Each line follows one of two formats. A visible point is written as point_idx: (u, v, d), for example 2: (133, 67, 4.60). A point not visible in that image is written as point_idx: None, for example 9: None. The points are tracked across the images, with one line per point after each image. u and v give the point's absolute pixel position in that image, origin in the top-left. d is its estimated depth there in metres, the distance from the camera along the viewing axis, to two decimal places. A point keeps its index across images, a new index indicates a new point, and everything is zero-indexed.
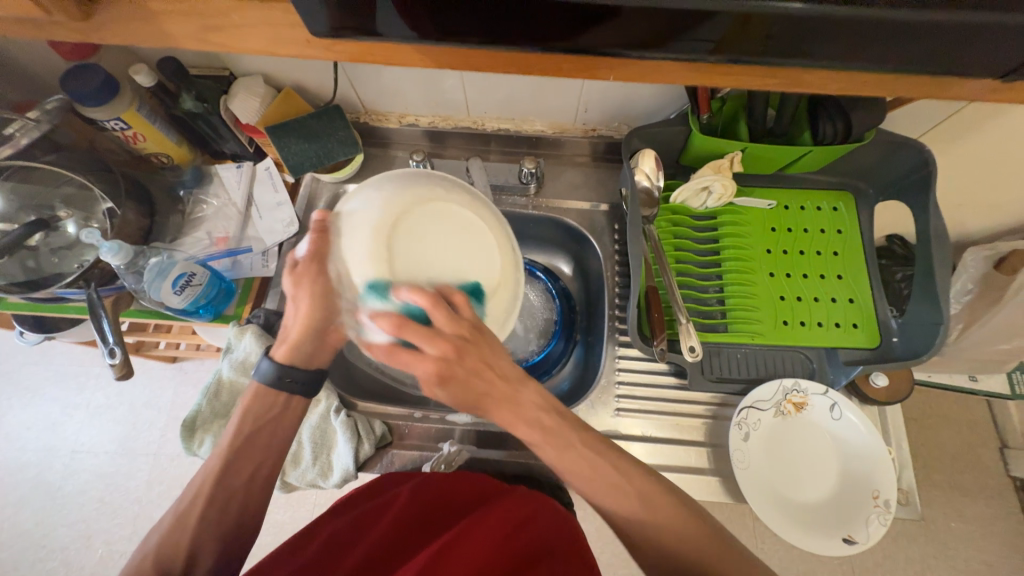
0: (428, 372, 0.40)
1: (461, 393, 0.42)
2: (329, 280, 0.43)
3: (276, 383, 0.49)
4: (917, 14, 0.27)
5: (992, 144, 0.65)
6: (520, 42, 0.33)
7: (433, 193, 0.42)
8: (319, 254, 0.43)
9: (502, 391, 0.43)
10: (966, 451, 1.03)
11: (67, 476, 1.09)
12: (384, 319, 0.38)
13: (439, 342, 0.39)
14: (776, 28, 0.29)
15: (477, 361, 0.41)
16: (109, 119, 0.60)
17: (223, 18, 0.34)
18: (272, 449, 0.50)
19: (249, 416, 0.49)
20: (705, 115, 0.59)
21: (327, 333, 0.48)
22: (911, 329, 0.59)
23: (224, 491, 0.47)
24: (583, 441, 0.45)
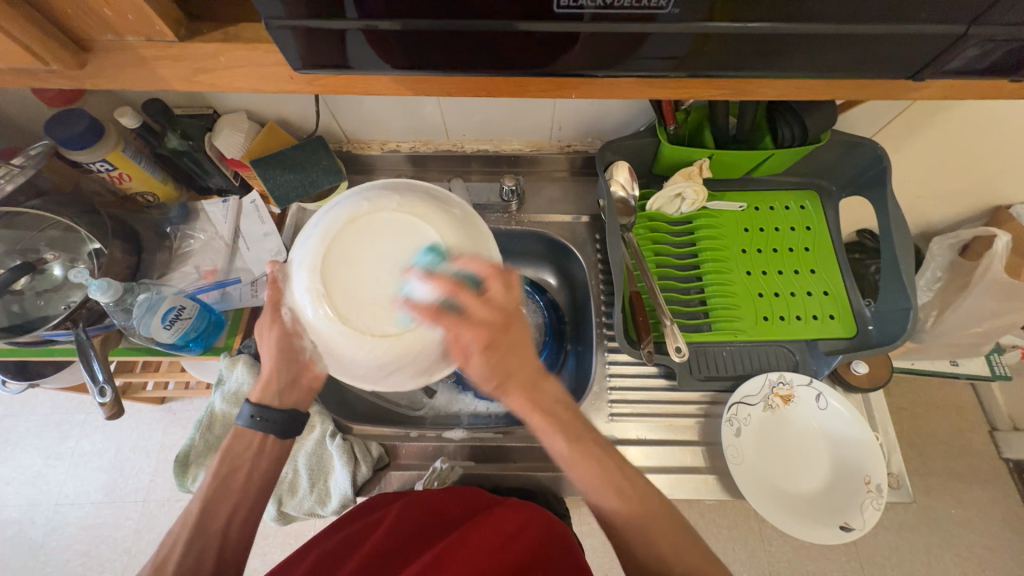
0: (473, 336, 0.39)
1: (498, 366, 0.41)
2: (285, 323, 0.46)
3: (251, 422, 0.50)
4: (843, 26, 0.30)
5: (940, 138, 0.69)
6: (487, 68, 0.35)
7: (358, 208, 0.43)
8: (275, 302, 0.47)
9: (529, 373, 0.42)
10: (956, 435, 1.05)
11: (51, 530, 1.05)
12: (442, 278, 0.39)
13: (488, 306, 0.40)
14: (721, 46, 0.32)
15: (520, 338, 0.41)
16: (94, 161, 0.61)
17: (210, 60, 0.37)
18: (251, 490, 0.49)
19: (228, 454, 0.49)
20: (671, 126, 0.62)
21: (298, 371, 0.50)
22: (885, 317, 0.62)
23: (202, 535, 0.46)
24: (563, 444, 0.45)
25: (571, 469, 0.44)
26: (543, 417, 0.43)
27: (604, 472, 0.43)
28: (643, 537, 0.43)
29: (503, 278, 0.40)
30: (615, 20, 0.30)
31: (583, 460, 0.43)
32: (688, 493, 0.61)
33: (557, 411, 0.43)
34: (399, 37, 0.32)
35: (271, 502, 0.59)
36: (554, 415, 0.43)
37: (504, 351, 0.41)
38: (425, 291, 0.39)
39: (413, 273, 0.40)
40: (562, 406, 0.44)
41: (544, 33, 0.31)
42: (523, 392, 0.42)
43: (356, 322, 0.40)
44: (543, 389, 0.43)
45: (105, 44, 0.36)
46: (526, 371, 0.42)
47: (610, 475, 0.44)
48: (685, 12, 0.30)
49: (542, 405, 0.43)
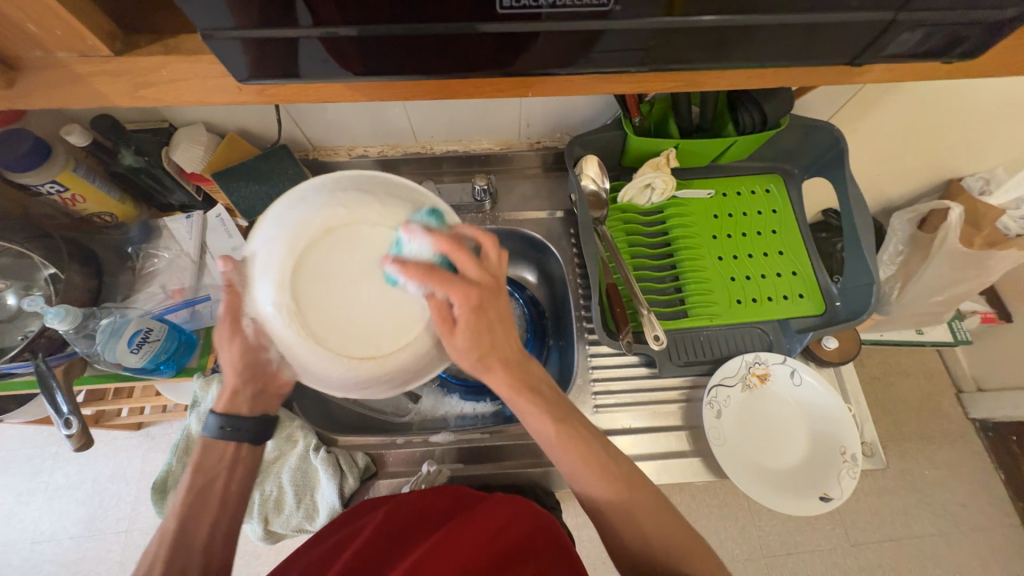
0: (462, 299, 0.41)
1: (481, 335, 0.43)
2: (248, 336, 0.45)
3: (217, 434, 0.48)
4: (782, 16, 0.31)
5: (892, 118, 0.72)
6: (447, 71, 0.35)
7: (334, 214, 0.41)
8: (233, 311, 0.44)
9: (511, 352, 0.46)
10: (925, 400, 1.11)
11: (27, 570, 1.01)
12: (442, 237, 0.41)
13: (479, 270, 0.42)
14: (669, 41, 0.33)
15: (503, 308, 0.44)
16: (43, 182, 0.58)
17: (152, 74, 0.35)
18: (229, 502, 0.48)
19: (199, 471, 0.48)
20: (637, 117, 0.63)
21: (266, 380, 0.49)
22: (850, 292, 0.64)
23: (182, 554, 0.44)
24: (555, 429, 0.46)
25: (560, 453, 0.46)
26: (532, 399, 0.46)
27: (591, 454, 0.46)
28: (628, 517, 0.44)
29: (496, 243, 0.44)
30: (563, 19, 0.30)
31: (570, 444, 0.45)
32: (674, 477, 0.63)
33: (542, 391, 0.47)
34: (355, 43, 0.31)
35: (255, 521, 0.58)
36: (538, 395, 0.46)
37: (484, 324, 0.43)
38: (425, 250, 0.41)
39: (410, 232, 0.41)
40: (544, 387, 0.47)
41: (501, 33, 0.31)
42: (506, 368, 0.45)
43: (331, 341, 0.39)
44: (527, 368, 0.47)
45: (36, 62, 0.34)
46: (506, 345, 0.45)
47: (597, 454, 0.46)
48: (631, 9, 0.30)
49: (527, 385, 0.46)
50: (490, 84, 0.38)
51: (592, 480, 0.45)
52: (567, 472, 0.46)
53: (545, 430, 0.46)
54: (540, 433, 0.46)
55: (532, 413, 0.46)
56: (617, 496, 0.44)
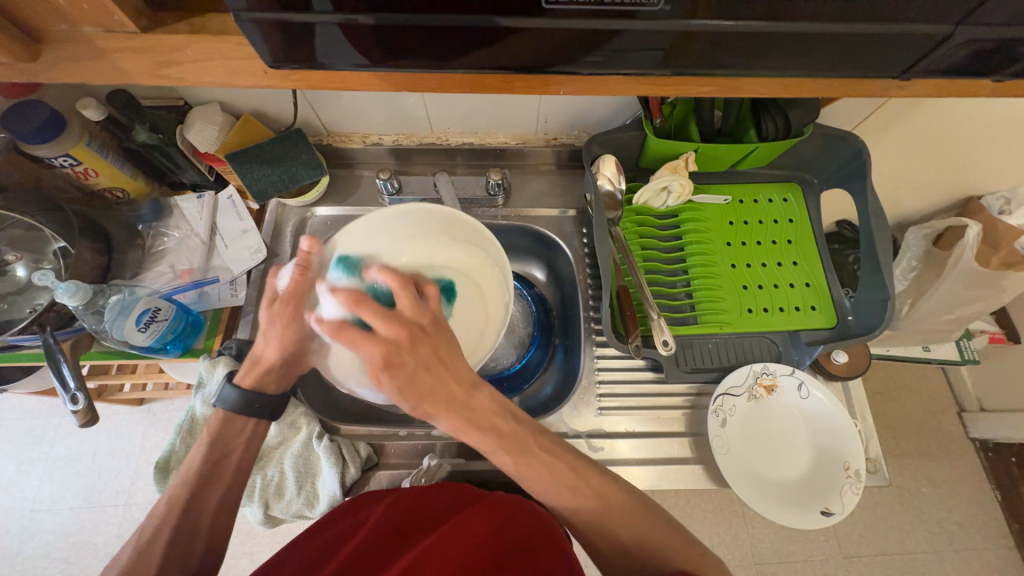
0: (373, 354, 0.41)
1: (405, 388, 0.41)
2: (307, 323, 0.46)
3: (238, 409, 0.49)
4: (832, 25, 0.30)
5: (917, 132, 0.71)
6: (468, 63, 0.34)
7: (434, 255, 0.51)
8: (299, 294, 0.46)
9: (452, 393, 0.43)
10: (928, 417, 1.10)
11: (27, 538, 1.02)
12: (344, 293, 0.43)
13: (389, 322, 0.41)
14: (712, 45, 0.32)
15: (427, 353, 0.42)
16: (56, 156, 0.58)
17: (176, 53, 0.35)
18: (241, 473, 0.49)
19: (216, 440, 0.48)
20: (657, 118, 0.62)
21: (298, 363, 0.50)
22: (863, 308, 0.63)
23: (191, 519, 0.45)
24: (512, 444, 0.44)
25: (522, 479, 0.45)
26: (479, 434, 0.44)
27: (553, 476, 0.44)
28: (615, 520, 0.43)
29: (406, 290, 0.43)
30: (597, 16, 0.30)
31: (529, 470, 0.44)
32: (675, 483, 0.62)
33: (493, 425, 0.44)
34: (374, 32, 0.30)
35: (256, 505, 0.58)
36: (490, 428, 0.44)
37: (406, 371, 0.41)
38: (335, 309, 0.43)
39: (324, 289, 0.45)
40: (500, 419, 0.44)
41: (527, 27, 0.30)
42: (449, 411, 0.43)
43: None
44: (474, 408, 0.44)
45: (61, 35, 0.34)
46: (445, 390, 0.43)
47: (562, 475, 0.44)
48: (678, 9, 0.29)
49: (476, 422, 0.44)
50: (513, 82, 0.37)
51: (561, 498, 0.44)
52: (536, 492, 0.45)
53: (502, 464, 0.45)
54: (500, 466, 0.45)
55: (484, 447, 0.44)
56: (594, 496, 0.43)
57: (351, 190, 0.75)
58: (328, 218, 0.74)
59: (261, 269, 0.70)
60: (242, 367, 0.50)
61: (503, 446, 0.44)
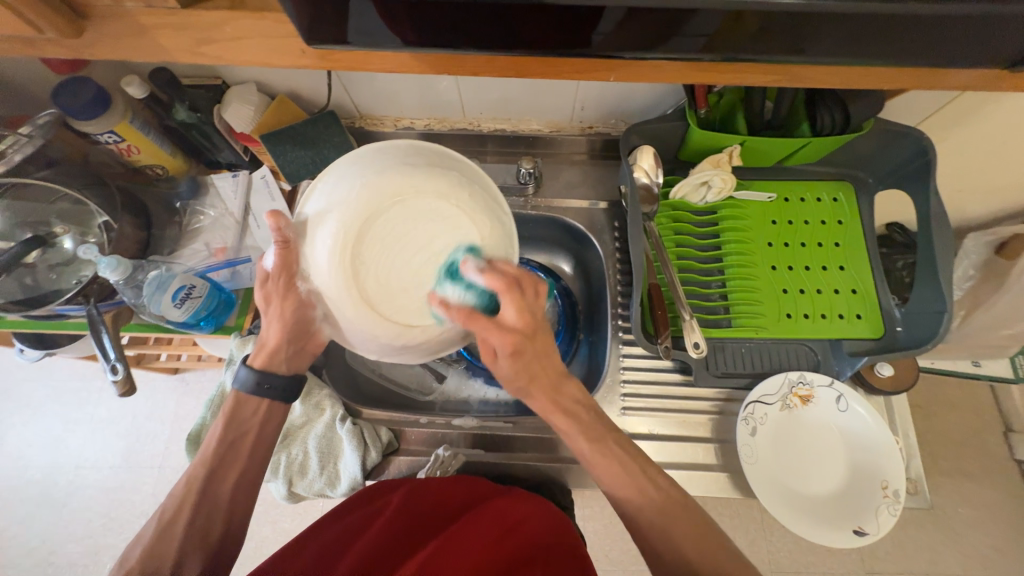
0: (504, 342, 0.43)
1: (522, 368, 0.46)
2: (301, 295, 0.44)
3: (250, 390, 0.49)
4: (930, 8, 0.27)
5: (991, 129, 0.65)
6: (506, 46, 0.32)
7: (397, 184, 0.42)
8: (287, 269, 0.43)
9: (550, 379, 0.47)
10: (970, 436, 1.03)
11: (72, 491, 1.09)
12: (498, 277, 0.42)
13: (524, 317, 0.43)
14: (785, 27, 0.29)
15: (543, 347, 0.46)
16: (102, 132, 0.60)
17: (215, 29, 0.34)
18: (257, 453, 0.50)
19: (230, 423, 0.48)
20: (703, 109, 0.58)
21: (306, 340, 0.49)
22: (915, 318, 0.59)
23: (210, 497, 0.46)
24: (590, 432, 0.46)
25: (594, 470, 0.45)
26: (566, 418, 0.46)
27: (626, 472, 0.44)
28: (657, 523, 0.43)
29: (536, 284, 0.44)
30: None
31: (603, 461, 0.45)
32: (698, 490, 0.60)
33: (578, 414, 0.46)
34: (410, 9, 0.29)
35: (280, 481, 0.60)
36: (575, 416, 0.46)
37: (529, 353, 0.45)
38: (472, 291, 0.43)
39: (467, 268, 0.42)
40: (582, 410, 0.47)
41: (571, 7, 0.28)
42: (545, 395, 0.46)
43: (384, 310, 0.42)
44: (563, 395, 0.47)
45: (104, 10, 0.33)
46: (550, 378, 0.46)
47: (632, 476, 0.44)
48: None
49: (563, 405, 0.46)
50: (557, 65, 0.35)
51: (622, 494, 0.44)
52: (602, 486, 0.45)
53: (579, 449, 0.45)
54: (574, 449, 0.46)
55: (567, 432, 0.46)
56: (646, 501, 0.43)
57: None
58: None
59: None
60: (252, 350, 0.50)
61: (581, 431, 0.46)
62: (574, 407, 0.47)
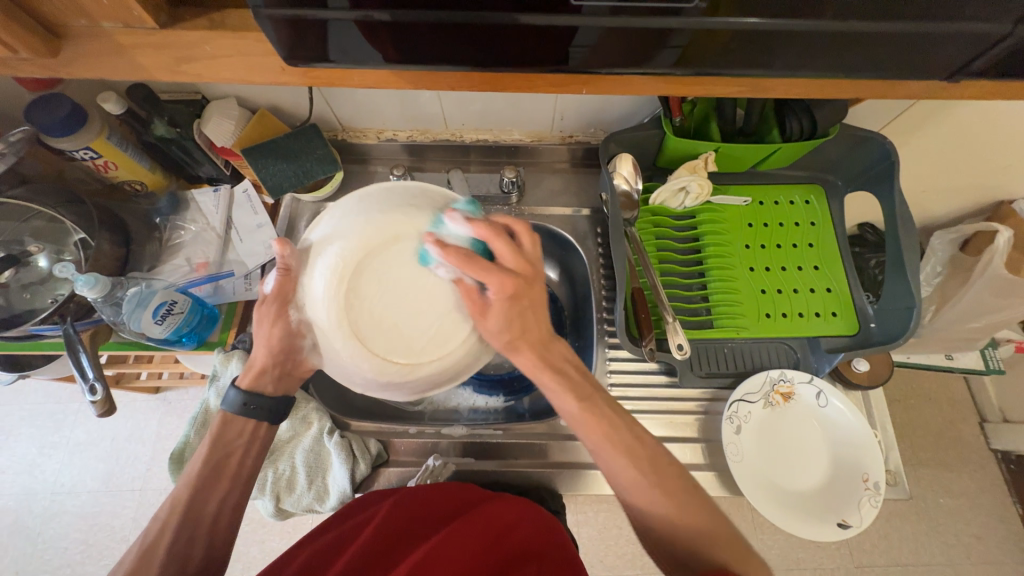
0: (502, 283, 0.43)
1: (513, 320, 0.45)
2: (292, 322, 0.44)
3: (237, 411, 0.49)
4: (878, 23, 0.29)
5: (949, 133, 0.68)
6: (485, 62, 0.33)
7: (403, 223, 0.42)
8: (284, 295, 0.44)
9: (540, 335, 0.48)
10: (947, 427, 1.07)
11: (47, 519, 1.05)
12: (482, 225, 0.44)
13: (516, 257, 0.45)
14: (751, 43, 0.31)
15: (537, 296, 0.47)
16: (78, 149, 0.59)
17: (195, 48, 0.34)
18: (241, 474, 0.48)
19: (219, 444, 0.48)
20: (677, 117, 0.61)
21: (291, 365, 0.49)
22: (887, 315, 0.61)
23: (192, 522, 0.45)
24: (580, 390, 0.47)
25: (582, 430, 0.46)
26: (555, 377, 0.47)
27: (613, 428, 0.46)
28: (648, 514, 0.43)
29: (531, 234, 0.47)
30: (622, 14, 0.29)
31: (593, 419, 0.46)
32: None
33: (567, 372, 0.48)
34: (389, 28, 0.30)
35: (267, 498, 0.59)
36: (563, 373, 0.47)
37: (517, 311, 0.45)
38: (461, 235, 0.43)
39: (455, 216, 0.43)
40: (569, 367, 0.48)
41: (542, 26, 0.30)
42: (532, 351, 0.47)
43: (375, 346, 0.41)
44: (551, 350, 0.48)
45: (81, 30, 0.33)
46: (536, 330, 0.47)
47: (620, 434, 0.45)
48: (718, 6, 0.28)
49: (552, 364, 0.48)
50: (533, 79, 0.36)
51: (611, 458, 0.45)
52: (592, 449, 0.46)
53: (569, 406, 0.46)
54: (560, 410, 0.47)
55: (555, 389, 0.47)
56: (639, 482, 0.44)
57: (363, 186, 0.75)
58: None
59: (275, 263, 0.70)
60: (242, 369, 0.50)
61: (568, 389, 0.47)
62: (564, 361, 0.49)
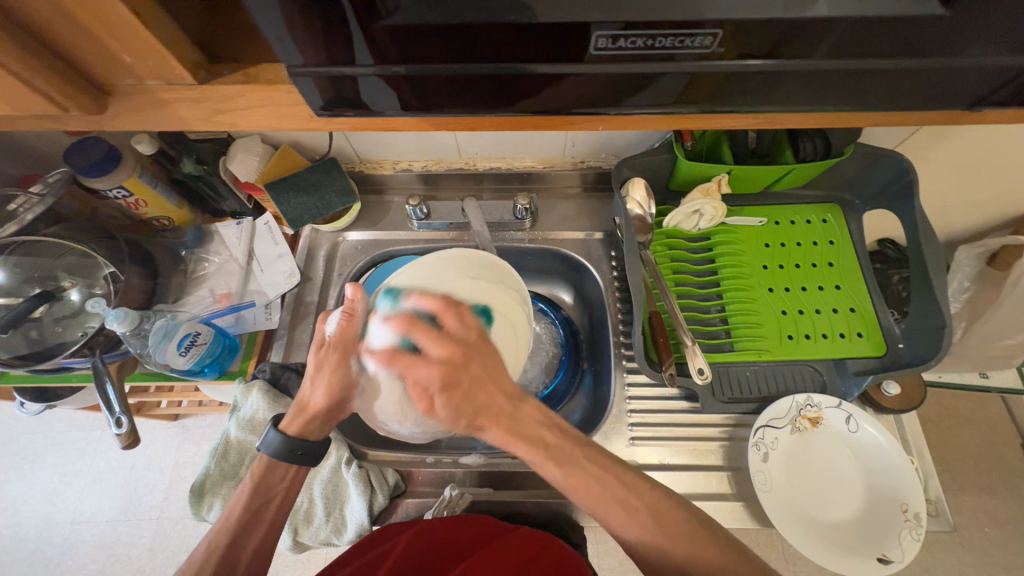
0: (431, 375, 0.42)
1: (461, 406, 0.43)
2: (351, 372, 0.45)
3: (283, 456, 0.48)
4: (897, 62, 0.29)
5: (968, 148, 0.67)
6: (501, 107, 0.34)
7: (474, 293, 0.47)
8: (345, 344, 0.44)
9: (501, 407, 0.44)
10: (987, 450, 1.01)
11: (66, 549, 1.05)
12: (398, 318, 0.43)
13: (441, 345, 0.43)
14: (770, 83, 0.31)
15: (480, 370, 0.44)
16: (111, 187, 0.62)
17: (229, 100, 0.36)
18: (280, 518, 0.49)
19: (260, 485, 0.48)
20: (688, 142, 0.62)
21: (338, 412, 0.48)
22: (916, 335, 0.59)
23: (229, 566, 0.45)
24: (559, 453, 0.44)
25: (572, 491, 0.43)
26: (528, 446, 0.44)
27: (604, 489, 0.43)
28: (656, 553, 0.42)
29: (453, 311, 0.45)
30: (636, 59, 0.30)
31: (579, 480, 0.43)
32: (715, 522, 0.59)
33: (541, 439, 0.44)
34: (410, 81, 0.31)
35: (285, 531, 0.58)
36: (539, 444, 0.44)
37: (462, 392, 0.43)
38: (387, 336, 0.43)
39: (377, 317, 0.44)
40: (548, 432, 0.45)
41: (554, 74, 0.31)
42: (499, 425, 0.44)
43: (426, 401, 0.44)
44: (521, 420, 0.44)
45: (126, 88, 0.36)
46: (495, 406, 0.44)
47: (609, 488, 0.43)
48: (737, 50, 0.29)
49: (523, 433, 0.44)
50: (539, 120, 0.37)
51: (606, 512, 0.43)
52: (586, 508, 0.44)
53: (552, 472, 0.43)
54: (547, 478, 0.44)
55: (543, 464, 0.44)
56: (640, 529, 0.42)
57: (380, 216, 0.77)
58: (359, 242, 0.76)
59: (295, 293, 0.72)
60: (287, 413, 0.49)
61: (546, 457, 0.44)
62: (541, 426, 0.45)
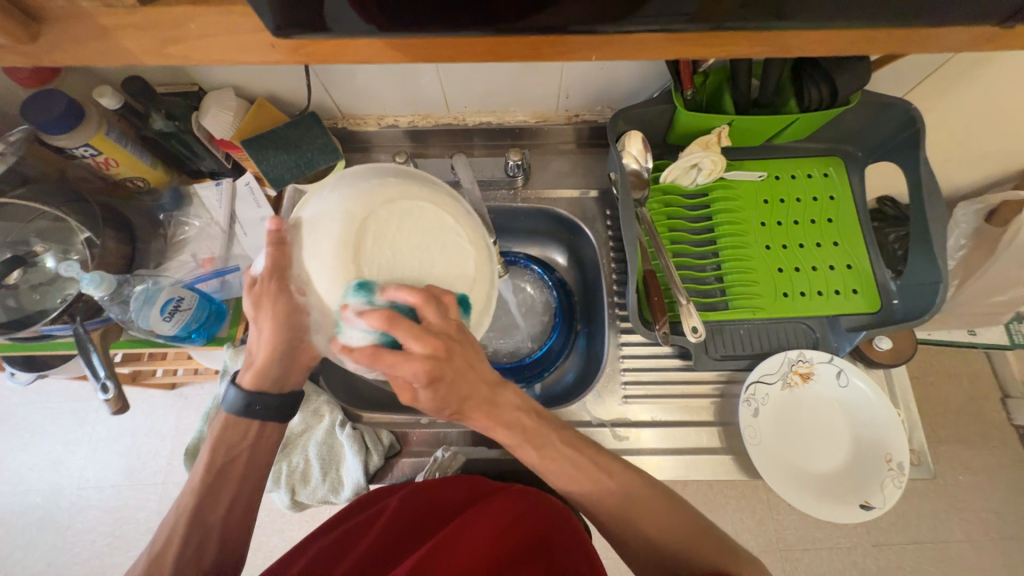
0: (416, 373, 0.37)
1: (446, 397, 0.41)
2: (295, 300, 0.40)
3: (241, 413, 0.47)
4: None
5: (976, 94, 0.64)
6: (482, 25, 0.31)
7: (391, 189, 0.40)
8: (280, 273, 0.40)
9: (486, 394, 0.43)
10: (968, 404, 1.04)
11: (75, 512, 1.08)
12: (376, 314, 0.36)
13: (427, 340, 0.37)
14: None
15: (465, 360, 0.40)
16: (76, 145, 0.58)
17: (179, 27, 0.33)
18: (247, 476, 0.49)
19: (219, 447, 0.47)
20: (689, 91, 0.58)
21: (296, 349, 0.44)
22: (911, 291, 0.59)
23: (202, 524, 0.46)
24: (537, 437, 0.46)
25: (547, 475, 0.47)
26: (510, 433, 0.46)
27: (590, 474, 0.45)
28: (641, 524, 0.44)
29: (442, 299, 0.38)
30: None
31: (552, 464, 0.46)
32: (704, 473, 0.60)
33: (521, 421, 0.46)
34: None
35: (283, 492, 0.59)
36: (519, 422, 0.45)
37: (448, 381, 0.40)
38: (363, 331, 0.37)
39: (348, 314, 0.36)
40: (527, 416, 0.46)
41: None
42: (483, 411, 0.44)
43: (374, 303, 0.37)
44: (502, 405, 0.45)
45: (59, 12, 0.32)
46: (477, 394, 0.43)
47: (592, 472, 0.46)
48: None
49: (502, 417, 0.45)
50: (522, 45, 0.34)
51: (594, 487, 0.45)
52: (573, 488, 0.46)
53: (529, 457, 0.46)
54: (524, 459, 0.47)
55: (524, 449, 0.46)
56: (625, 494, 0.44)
57: None
58: None
59: None
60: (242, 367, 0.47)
61: (526, 441, 0.46)
62: (518, 410, 0.46)
